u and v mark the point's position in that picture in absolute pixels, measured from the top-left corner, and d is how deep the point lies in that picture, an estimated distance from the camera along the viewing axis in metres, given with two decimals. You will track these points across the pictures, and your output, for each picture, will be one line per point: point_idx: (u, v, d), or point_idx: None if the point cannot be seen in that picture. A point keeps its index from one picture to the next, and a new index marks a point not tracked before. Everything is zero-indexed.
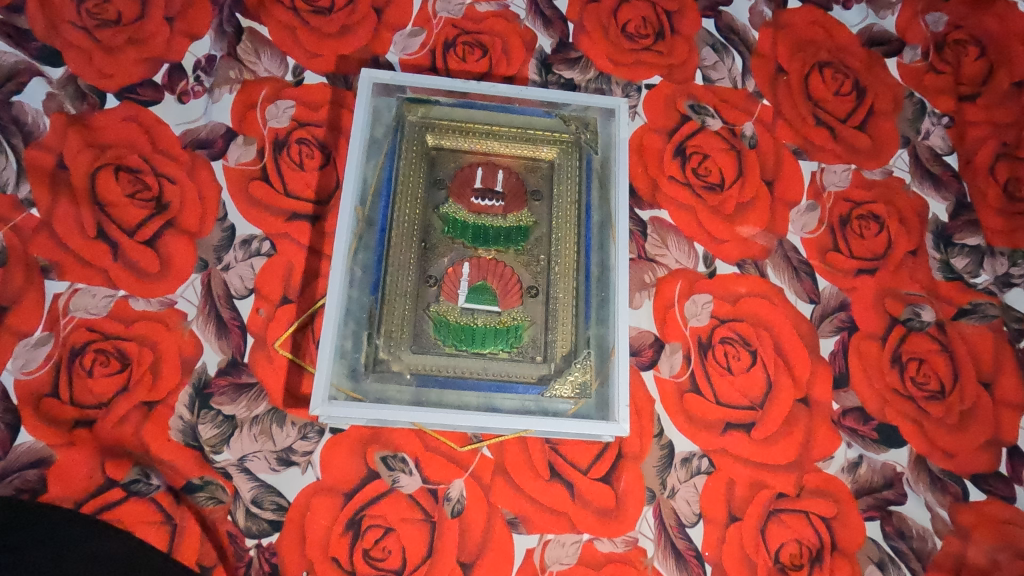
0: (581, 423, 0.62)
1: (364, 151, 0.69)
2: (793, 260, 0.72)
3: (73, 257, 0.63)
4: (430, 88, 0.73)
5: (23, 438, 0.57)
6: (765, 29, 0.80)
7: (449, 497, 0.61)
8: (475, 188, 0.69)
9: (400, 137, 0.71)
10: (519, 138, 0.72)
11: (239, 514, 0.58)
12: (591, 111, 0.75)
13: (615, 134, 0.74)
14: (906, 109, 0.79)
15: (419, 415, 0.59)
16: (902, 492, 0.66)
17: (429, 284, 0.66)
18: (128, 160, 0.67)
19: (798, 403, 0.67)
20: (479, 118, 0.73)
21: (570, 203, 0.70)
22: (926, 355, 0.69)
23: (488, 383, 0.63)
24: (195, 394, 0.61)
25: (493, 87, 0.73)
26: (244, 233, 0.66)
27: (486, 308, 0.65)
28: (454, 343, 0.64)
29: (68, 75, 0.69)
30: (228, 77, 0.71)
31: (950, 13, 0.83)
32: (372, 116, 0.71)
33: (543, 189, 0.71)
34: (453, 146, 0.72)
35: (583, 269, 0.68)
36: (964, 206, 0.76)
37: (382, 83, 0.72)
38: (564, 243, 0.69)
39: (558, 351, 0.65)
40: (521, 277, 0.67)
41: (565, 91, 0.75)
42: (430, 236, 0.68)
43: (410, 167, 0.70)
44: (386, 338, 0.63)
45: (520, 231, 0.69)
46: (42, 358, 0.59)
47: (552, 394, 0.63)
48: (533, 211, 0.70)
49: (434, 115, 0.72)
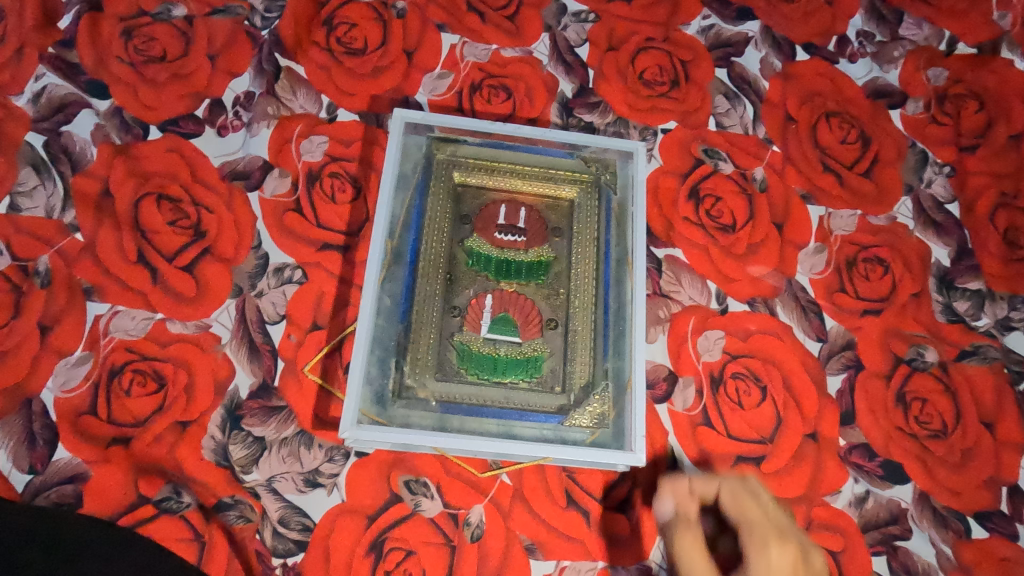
0: (600, 452, 0.63)
1: (393, 186, 0.72)
2: (801, 299, 0.75)
3: (114, 280, 0.66)
4: (458, 128, 0.76)
5: (60, 454, 0.60)
6: (774, 79, 0.84)
7: (469, 522, 0.63)
8: (498, 223, 0.73)
9: (428, 174, 0.74)
10: (541, 177, 0.75)
11: (266, 534, 0.60)
12: (609, 153, 0.78)
13: (633, 176, 0.76)
14: (909, 158, 0.83)
15: (444, 442, 0.61)
16: (907, 528, 0.68)
17: (454, 314, 0.69)
18: (169, 189, 0.70)
19: (806, 437, 0.69)
20: (503, 157, 0.76)
21: (589, 240, 0.73)
22: (929, 394, 0.72)
23: (510, 411, 0.65)
24: (226, 415, 0.63)
25: (518, 129, 0.76)
26: (277, 261, 0.69)
27: (508, 339, 0.68)
28: (476, 371, 0.66)
29: (114, 107, 0.73)
30: (266, 113, 0.75)
31: (951, 68, 0.87)
32: (402, 153, 0.74)
33: (563, 227, 0.74)
34: (479, 183, 0.75)
35: (601, 303, 0.71)
36: (965, 252, 0.79)
37: (412, 122, 0.75)
38: (583, 278, 0.72)
39: (576, 382, 0.67)
40: (541, 309, 0.70)
41: (587, 134, 0.78)
42: (455, 268, 0.71)
43: (437, 204, 0.73)
44: (412, 365, 0.65)
45: (542, 265, 0.72)
46: (82, 377, 0.62)
47: (570, 423, 0.65)
48: (554, 246, 0.73)
49: (461, 154, 0.75)
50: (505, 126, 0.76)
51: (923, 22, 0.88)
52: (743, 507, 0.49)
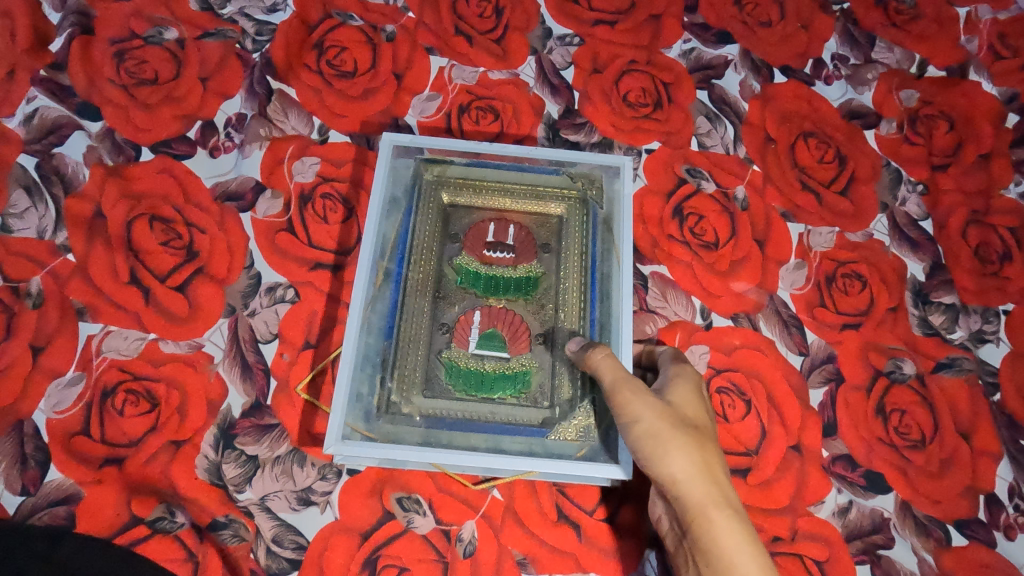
0: (585, 464, 0.62)
1: (382, 208, 0.73)
2: (783, 314, 0.77)
3: (107, 301, 0.67)
4: (446, 149, 0.77)
5: (52, 476, 0.60)
6: (754, 100, 0.87)
7: (461, 538, 0.63)
8: (486, 241, 0.72)
9: (416, 196, 0.74)
10: (528, 195, 0.75)
11: (260, 552, 0.61)
12: (597, 169, 0.78)
13: (619, 189, 0.76)
14: (883, 177, 0.85)
15: (427, 454, 0.61)
16: (889, 537, 0.69)
17: (442, 331, 0.69)
18: (162, 211, 0.71)
19: (790, 449, 0.71)
20: (490, 175, 0.76)
21: (577, 255, 0.73)
22: (908, 406, 0.74)
23: (497, 426, 0.65)
24: (220, 434, 0.64)
25: (504, 149, 0.77)
26: (269, 280, 0.70)
27: (496, 355, 0.68)
28: (465, 388, 0.66)
29: (105, 129, 0.73)
30: (259, 134, 0.76)
31: (921, 90, 0.90)
32: (390, 174, 0.74)
33: (552, 243, 0.74)
34: (466, 202, 0.75)
35: (588, 319, 0.70)
36: (939, 267, 0.81)
37: (401, 145, 0.76)
38: (571, 293, 0.71)
39: (563, 397, 0.67)
40: (530, 325, 0.70)
41: (574, 151, 0.78)
42: (443, 286, 0.71)
43: (425, 222, 0.73)
44: (398, 381, 0.65)
45: (531, 282, 0.71)
46: (74, 398, 0.63)
47: (556, 435, 0.64)
48: (542, 262, 0.73)
49: (449, 175, 0.76)
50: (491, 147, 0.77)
51: (894, 46, 0.92)
52: (676, 385, 0.63)
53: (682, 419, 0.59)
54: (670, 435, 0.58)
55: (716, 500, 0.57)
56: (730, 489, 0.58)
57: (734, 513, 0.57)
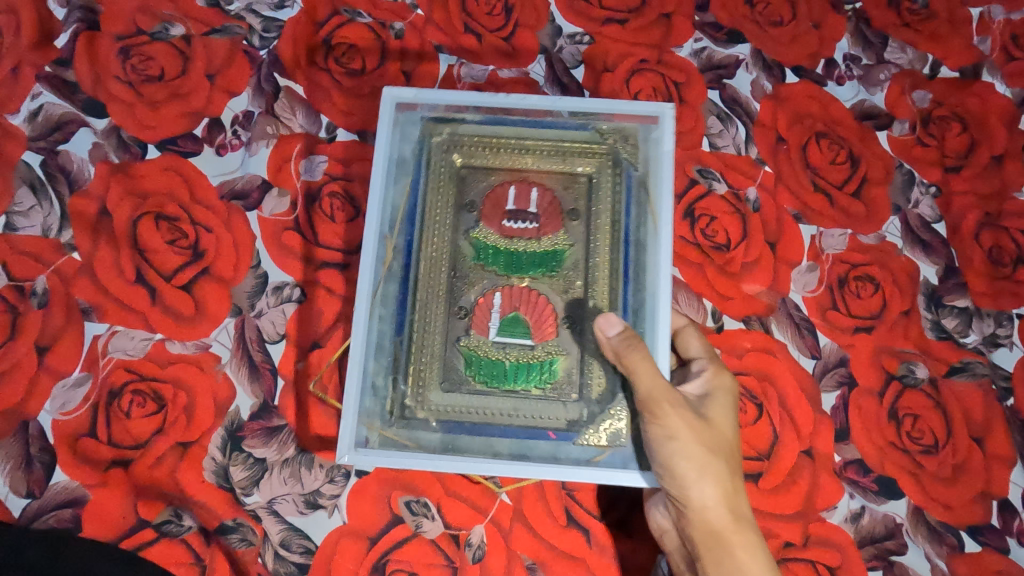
0: (618, 471, 0.61)
1: (386, 177, 0.67)
2: (795, 317, 0.76)
3: (113, 300, 0.67)
4: (458, 104, 0.70)
5: (58, 478, 0.62)
6: (766, 101, 0.84)
7: (470, 543, 0.64)
8: (507, 210, 0.67)
9: (426, 162, 0.69)
10: (552, 153, 0.69)
11: (268, 557, 0.63)
12: (629, 122, 0.71)
13: (658, 147, 0.69)
14: (896, 179, 0.82)
15: (443, 463, 0.60)
16: (903, 543, 0.70)
17: (460, 315, 0.65)
18: (167, 209, 0.70)
19: (801, 454, 0.72)
20: (509, 132, 0.70)
21: (608, 221, 0.67)
22: (920, 410, 0.74)
23: (519, 430, 0.62)
24: (227, 436, 0.65)
25: (524, 100, 0.70)
26: (276, 280, 0.69)
27: (520, 342, 0.64)
28: (486, 380, 0.63)
29: (112, 126, 0.72)
30: (266, 132, 0.73)
31: (935, 90, 0.86)
32: (397, 134, 0.69)
33: (581, 207, 0.68)
34: (482, 162, 0.69)
35: (620, 300, 0.65)
36: (953, 270, 0.80)
37: (405, 101, 0.70)
38: (601, 266, 0.66)
39: (593, 392, 0.63)
40: (557, 306, 0.65)
41: (600, 101, 0.71)
42: (459, 264, 0.66)
43: (438, 190, 0.68)
44: (413, 382, 0.63)
45: (556, 255, 0.66)
46: (80, 399, 0.64)
47: (582, 441, 0.62)
48: (570, 232, 0.67)
49: (461, 133, 0.70)
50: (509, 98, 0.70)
51: (908, 45, 0.87)
52: (715, 401, 0.62)
53: (717, 441, 0.59)
54: (705, 460, 0.58)
55: (738, 524, 0.59)
56: (749, 514, 0.60)
57: (751, 539, 0.59)
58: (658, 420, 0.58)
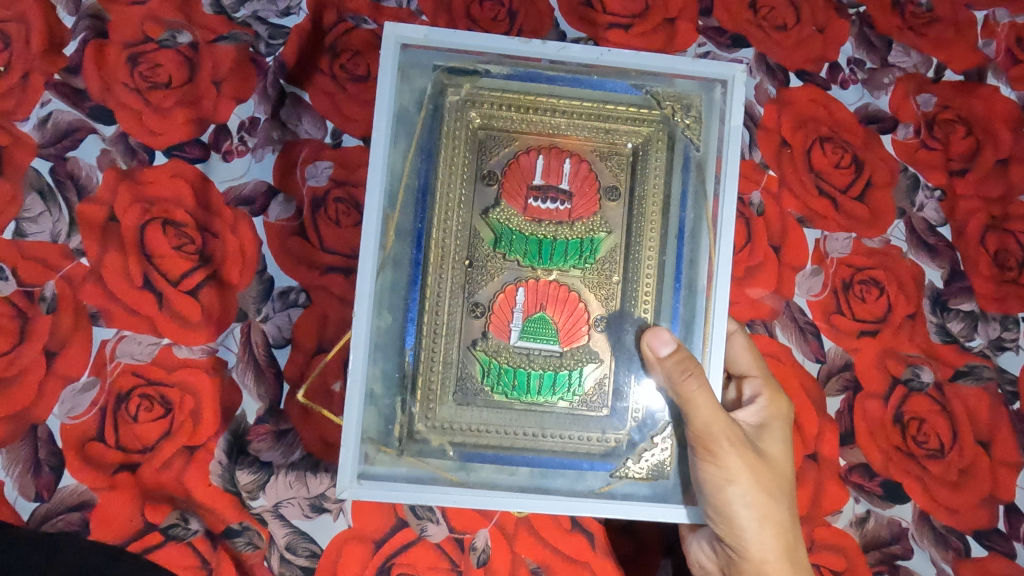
0: (656, 506, 0.61)
1: (390, 137, 0.62)
2: (800, 321, 0.76)
3: (121, 306, 0.68)
4: (479, 53, 0.64)
5: (67, 482, 0.65)
6: (770, 105, 0.81)
7: (475, 547, 0.68)
8: (533, 187, 0.65)
9: (439, 124, 0.64)
10: (594, 120, 0.65)
11: (274, 559, 0.66)
12: (691, 88, 0.66)
13: (723, 119, 0.65)
14: (900, 182, 0.82)
15: (460, 498, 0.59)
16: (908, 547, 0.73)
17: (476, 315, 0.63)
18: (174, 215, 0.70)
19: (807, 458, 0.74)
20: (539, 89, 0.65)
21: (655, 202, 0.65)
22: (926, 414, 0.75)
23: (547, 459, 0.62)
24: (233, 440, 0.67)
25: (563, 50, 0.64)
26: (282, 284, 0.70)
27: (545, 347, 0.63)
28: (504, 392, 0.63)
29: (120, 133, 0.71)
30: (272, 138, 0.72)
31: (939, 94, 0.84)
32: (400, 80, 0.63)
33: (621, 186, 0.66)
34: (504, 124, 0.65)
35: (671, 281, 0.64)
36: (958, 274, 0.80)
37: (412, 43, 0.63)
38: (647, 248, 0.64)
39: (633, 415, 0.63)
40: (590, 306, 0.64)
41: (656, 59, 0.65)
42: (476, 251, 0.64)
43: (454, 156, 0.64)
44: (424, 397, 0.61)
45: (591, 243, 0.65)
46: (87, 403, 0.66)
47: (622, 474, 0.62)
48: (607, 214, 0.65)
49: (482, 88, 0.64)
50: (543, 48, 0.64)
51: (911, 49, 0.84)
52: (769, 437, 0.65)
53: (773, 483, 0.62)
54: (765, 504, 0.61)
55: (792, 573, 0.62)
56: (803, 559, 0.63)
57: None
58: (716, 460, 0.60)
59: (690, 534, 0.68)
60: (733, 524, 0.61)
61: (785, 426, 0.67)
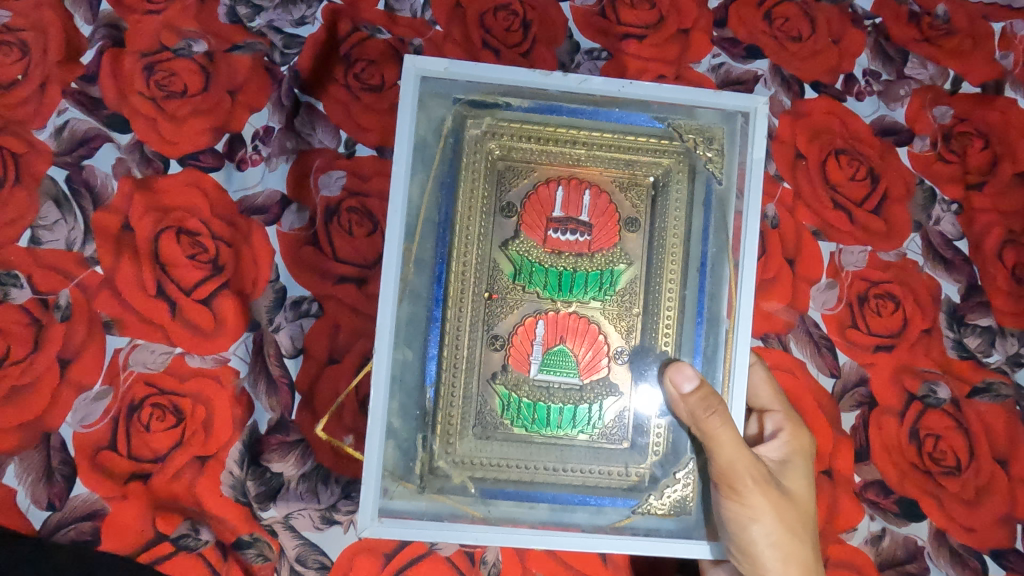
0: (678, 542, 0.61)
1: (410, 170, 0.62)
2: (815, 335, 0.76)
3: (134, 314, 0.68)
4: (499, 85, 0.64)
5: (79, 490, 0.65)
6: (784, 117, 0.81)
7: (485, 560, 0.68)
8: (553, 218, 0.64)
9: (459, 156, 0.63)
10: (615, 152, 0.65)
11: (284, 570, 0.66)
12: (712, 120, 0.66)
13: (747, 153, 0.65)
14: (917, 196, 0.81)
15: (483, 536, 0.59)
16: (925, 566, 0.72)
17: (495, 348, 0.63)
18: (188, 223, 0.70)
19: (821, 474, 0.73)
20: (560, 122, 0.65)
21: (676, 235, 0.64)
22: (943, 431, 0.74)
23: (569, 494, 0.61)
24: (244, 450, 0.67)
25: (583, 82, 0.64)
26: (294, 294, 0.70)
27: (565, 380, 0.63)
28: (524, 425, 0.62)
29: (135, 141, 0.72)
30: (285, 147, 0.73)
31: (956, 106, 0.84)
32: (420, 113, 0.63)
33: (641, 218, 0.65)
34: (524, 156, 0.65)
35: (693, 314, 0.63)
36: (975, 289, 0.79)
37: (432, 76, 0.63)
38: (667, 280, 0.64)
39: (655, 447, 0.63)
40: (610, 338, 0.64)
41: (677, 91, 0.65)
42: (496, 284, 0.63)
43: (475, 189, 0.63)
44: (444, 432, 0.61)
45: (610, 275, 0.64)
46: (100, 411, 0.66)
47: (644, 510, 0.61)
48: (626, 246, 0.65)
49: (502, 120, 0.64)
50: (562, 81, 0.64)
51: (928, 61, 0.84)
52: (792, 473, 0.65)
53: (795, 521, 0.62)
54: (788, 543, 0.62)
55: None
56: None
57: None
58: (741, 497, 0.60)
59: (710, 566, 0.69)
60: (757, 562, 0.61)
61: (808, 461, 0.67)
